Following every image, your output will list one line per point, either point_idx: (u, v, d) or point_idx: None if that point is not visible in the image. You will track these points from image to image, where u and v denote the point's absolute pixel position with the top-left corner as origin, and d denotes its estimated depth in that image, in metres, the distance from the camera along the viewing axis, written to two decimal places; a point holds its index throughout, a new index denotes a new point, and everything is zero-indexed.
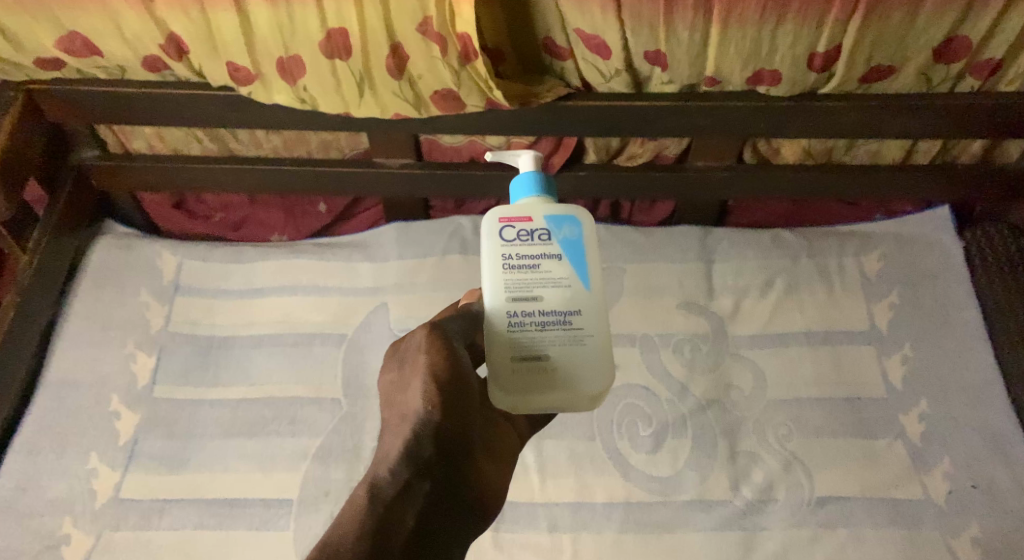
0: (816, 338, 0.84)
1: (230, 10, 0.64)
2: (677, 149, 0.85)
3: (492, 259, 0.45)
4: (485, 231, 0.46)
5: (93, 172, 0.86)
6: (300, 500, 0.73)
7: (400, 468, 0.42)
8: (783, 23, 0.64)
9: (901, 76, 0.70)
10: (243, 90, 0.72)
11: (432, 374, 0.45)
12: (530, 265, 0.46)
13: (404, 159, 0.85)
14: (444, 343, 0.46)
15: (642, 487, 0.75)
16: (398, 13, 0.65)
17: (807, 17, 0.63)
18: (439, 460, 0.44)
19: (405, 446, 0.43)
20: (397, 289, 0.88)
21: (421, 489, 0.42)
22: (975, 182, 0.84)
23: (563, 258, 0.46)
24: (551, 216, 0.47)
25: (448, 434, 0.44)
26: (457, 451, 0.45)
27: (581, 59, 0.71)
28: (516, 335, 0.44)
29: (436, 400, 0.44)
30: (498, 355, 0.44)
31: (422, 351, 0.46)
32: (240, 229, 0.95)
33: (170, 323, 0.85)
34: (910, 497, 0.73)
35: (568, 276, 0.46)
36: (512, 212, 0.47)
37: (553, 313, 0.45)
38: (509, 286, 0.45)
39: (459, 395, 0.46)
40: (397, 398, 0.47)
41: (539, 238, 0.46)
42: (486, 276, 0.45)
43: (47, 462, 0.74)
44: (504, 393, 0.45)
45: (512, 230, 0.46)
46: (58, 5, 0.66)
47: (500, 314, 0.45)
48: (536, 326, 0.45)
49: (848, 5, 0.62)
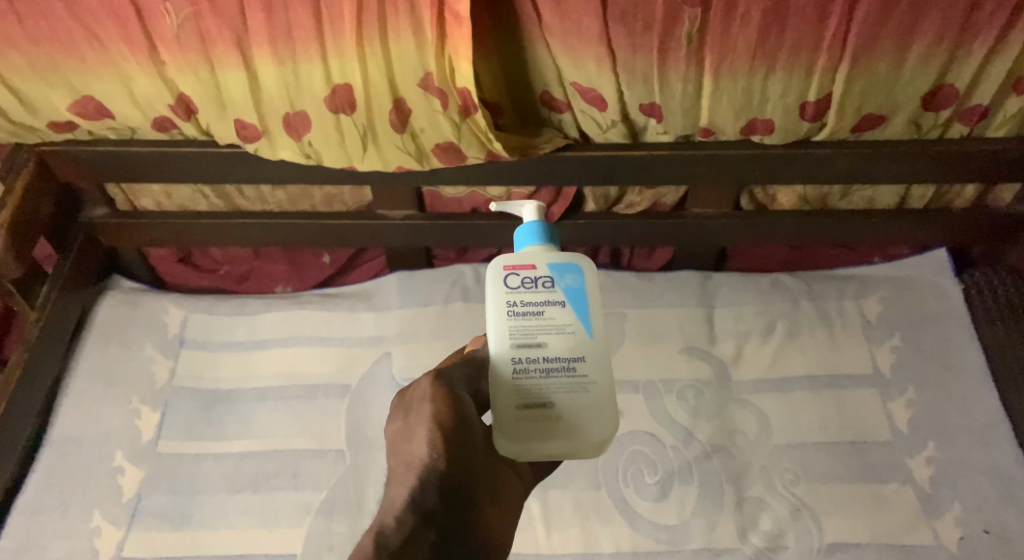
0: (819, 382, 0.84)
1: (239, 71, 0.67)
2: (674, 198, 0.87)
3: (497, 306, 0.46)
4: (490, 277, 0.47)
5: (102, 229, 0.88)
6: (303, 555, 0.72)
7: (406, 515, 0.42)
8: (772, 72, 0.66)
9: (891, 124, 0.72)
10: (250, 147, 0.75)
11: (437, 422, 0.45)
12: (534, 311, 0.46)
13: (406, 211, 0.87)
14: (449, 391, 0.47)
15: (649, 536, 0.74)
16: (400, 70, 0.67)
17: (795, 68, 0.65)
18: (443, 507, 0.44)
19: (411, 492, 0.43)
20: (400, 338, 0.88)
21: (426, 539, 0.42)
22: (971, 225, 0.85)
23: (567, 305, 0.47)
24: (555, 264, 0.47)
25: (452, 481, 0.45)
26: (462, 498, 0.45)
27: (579, 111, 0.73)
28: (521, 382, 0.45)
29: (440, 448, 0.45)
30: (502, 402, 0.45)
31: (427, 399, 0.47)
32: (245, 282, 0.97)
33: (174, 377, 0.85)
34: (922, 543, 0.72)
35: (572, 322, 0.46)
36: (516, 260, 0.48)
37: (558, 359, 0.46)
38: (514, 332, 0.46)
39: (464, 442, 0.46)
40: (401, 446, 0.48)
41: (543, 285, 0.47)
42: (491, 322, 0.46)
43: (49, 522, 0.74)
44: (509, 440, 0.45)
45: (516, 277, 0.47)
46: (73, 71, 0.68)
47: (505, 361, 0.45)
48: (540, 373, 0.45)
49: (835, 53, 0.64)
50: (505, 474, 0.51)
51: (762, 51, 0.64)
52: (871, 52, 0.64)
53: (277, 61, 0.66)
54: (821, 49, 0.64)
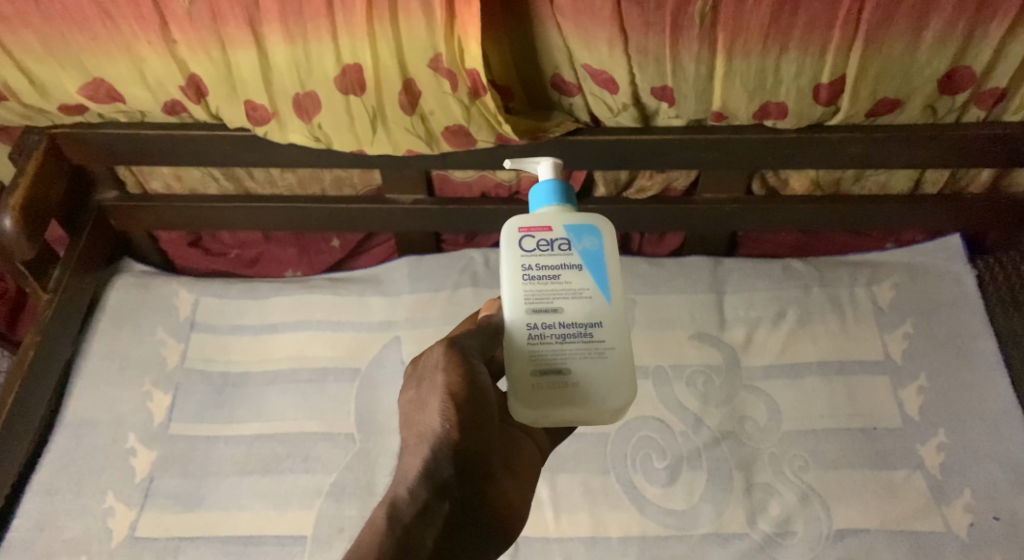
0: (829, 369, 0.83)
1: (250, 51, 0.67)
2: (685, 182, 0.86)
3: (512, 270, 0.46)
4: (505, 240, 0.47)
5: (113, 212, 0.88)
6: (314, 537, 0.73)
7: (419, 488, 0.43)
8: (786, 52, 0.65)
9: (908, 109, 0.71)
10: (260, 131, 0.74)
11: (449, 392, 0.45)
12: (550, 275, 0.46)
13: (415, 195, 0.86)
14: (461, 359, 0.47)
15: (657, 521, 0.74)
16: (410, 51, 0.66)
17: (809, 48, 0.64)
18: (457, 480, 0.44)
19: (424, 463, 0.44)
20: (408, 323, 0.88)
21: (440, 509, 0.42)
22: (986, 212, 0.84)
23: (584, 269, 0.46)
24: (571, 227, 0.47)
25: (466, 454, 0.45)
26: (476, 471, 0.45)
27: (590, 94, 0.72)
28: (536, 347, 0.45)
29: (453, 418, 0.44)
30: (518, 368, 0.45)
31: (439, 369, 0.46)
32: (255, 266, 0.97)
33: (186, 360, 0.86)
34: (932, 530, 0.72)
35: (589, 287, 0.46)
36: (531, 222, 0.47)
37: (574, 325, 0.46)
38: (529, 297, 0.46)
39: (477, 412, 0.45)
40: (415, 418, 0.48)
41: (559, 248, 0.47)
42: (506, 287, 0.46)
43: (65, 502, 0.75)
44: (525, 406, 0.45)
45: (532, 240, 0.47)
46: (83, 52, 0.68)
47: (520, 326, 0.45)
48: (556, 338, 0.45)
49: (849, 32, 0.63)
50: (519, 446, 0.51)
51: (776, 29, 0.63)
52: (885, 31, 0.63)
53: (288, 39, 0.66)
54: (835, 27, 0.63)
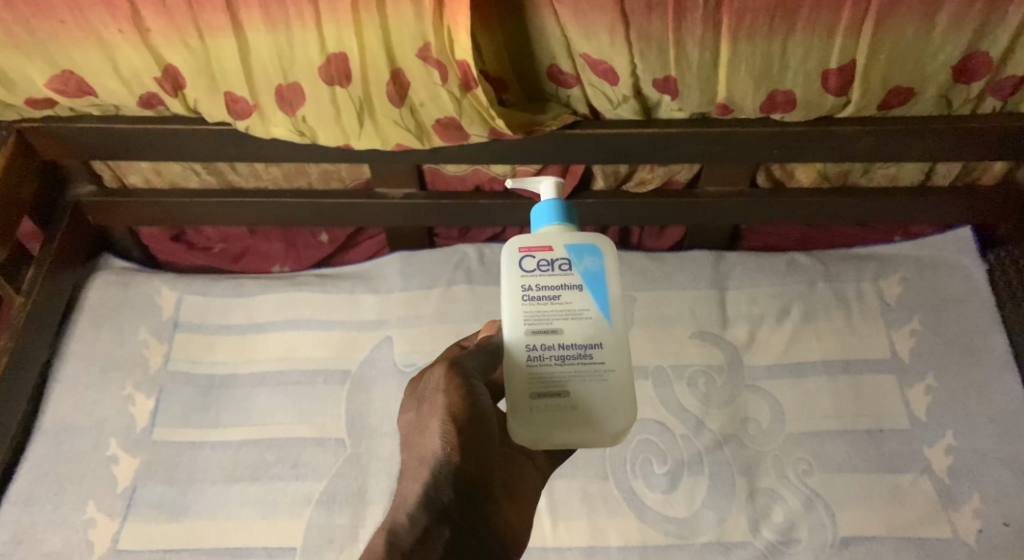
0: (835, 368, 0.81)
1: (228, 37, 0.62)
2: (688, 175, 0.82)
3: (511, 291, 0.43)
4: (504, 259, 0.44)
5: (90, 209, 0.84)
6: (304, 548, 0.71)
7: (417, 518, 0.40)
8: (793, 34, 0.61)
9: (921, 100, 0.68)
10: (241, 124, 0.70)
11: (449, 415, 0.43)
12: (550, 296, 0.43)
13: (406, 189, 0.83)
14: (461, 381, 0.44)
15: (658, 529, 0.72)
16: (398, 40, 0.62)
17: (817, 29, 0.60)
18: (458, 510, 0.41)
19: (423, 493, 0.41)
20: (401, 322, 0.85)
21: (439, 541, 0.39)
22: (998, 204, 0.81)
23: (585, 289, 0.43)
24: (572, 246, 0.44)
25: (467, 479, 0.42)
26: (477, 499, 0.42)
27: (588, 85, 0.68)
28: (535, 370, 0.42)
29: (453, 443, 0.42)
30: (516, 390, 0.42)
31: (440, 391, 0.44)
32: (240, 261, 0.93)
33: (169, 362, 0.83)
34: (940, 537, 0.70)
35: (589, 308, 0.43)
36: (532, 241, 0.44)
37: (573, 346, 0.43)
38: (528, 319, 0.43)
39: (478, 435, 0.43)
40: (414, 440, 0.45)
41: (560, 268, 0.44)
42: (504, 308, 0.43)
43: (44, 513, 0.72)
44: (523, 429, 0.42)
45: (532, 260, 0.44)
46: (51, 40, 0.64)
47: (519, 348, 0.42)
48: (556, 360, 0.43)
49: (859, 13, 0.59)
50: (520, 465, 0.49)
51: (783, 9, 0.59)
52: (897, 13, 0.59)
53: (270, 27, 0.62)
54: (843, 7, 0.59)
